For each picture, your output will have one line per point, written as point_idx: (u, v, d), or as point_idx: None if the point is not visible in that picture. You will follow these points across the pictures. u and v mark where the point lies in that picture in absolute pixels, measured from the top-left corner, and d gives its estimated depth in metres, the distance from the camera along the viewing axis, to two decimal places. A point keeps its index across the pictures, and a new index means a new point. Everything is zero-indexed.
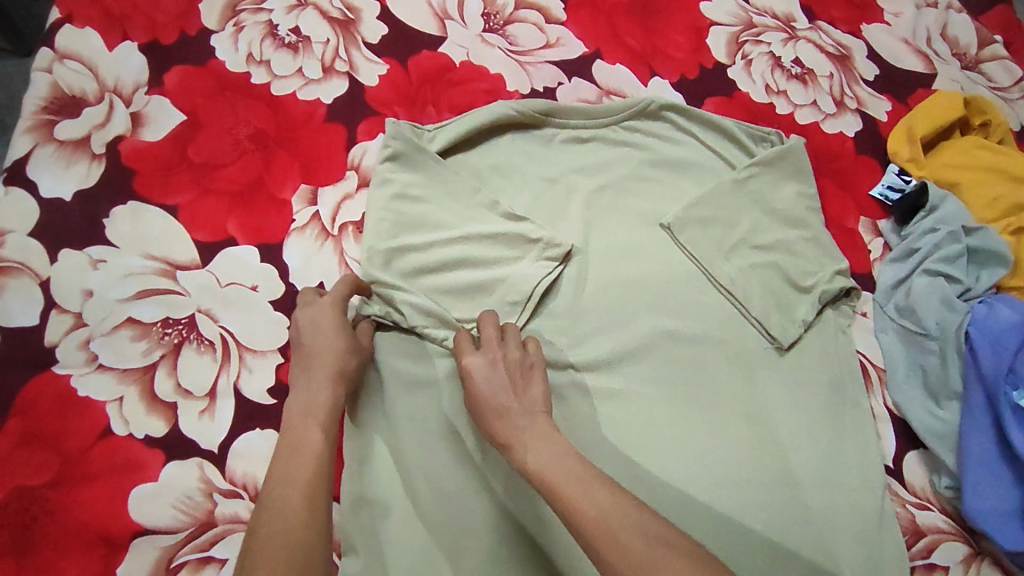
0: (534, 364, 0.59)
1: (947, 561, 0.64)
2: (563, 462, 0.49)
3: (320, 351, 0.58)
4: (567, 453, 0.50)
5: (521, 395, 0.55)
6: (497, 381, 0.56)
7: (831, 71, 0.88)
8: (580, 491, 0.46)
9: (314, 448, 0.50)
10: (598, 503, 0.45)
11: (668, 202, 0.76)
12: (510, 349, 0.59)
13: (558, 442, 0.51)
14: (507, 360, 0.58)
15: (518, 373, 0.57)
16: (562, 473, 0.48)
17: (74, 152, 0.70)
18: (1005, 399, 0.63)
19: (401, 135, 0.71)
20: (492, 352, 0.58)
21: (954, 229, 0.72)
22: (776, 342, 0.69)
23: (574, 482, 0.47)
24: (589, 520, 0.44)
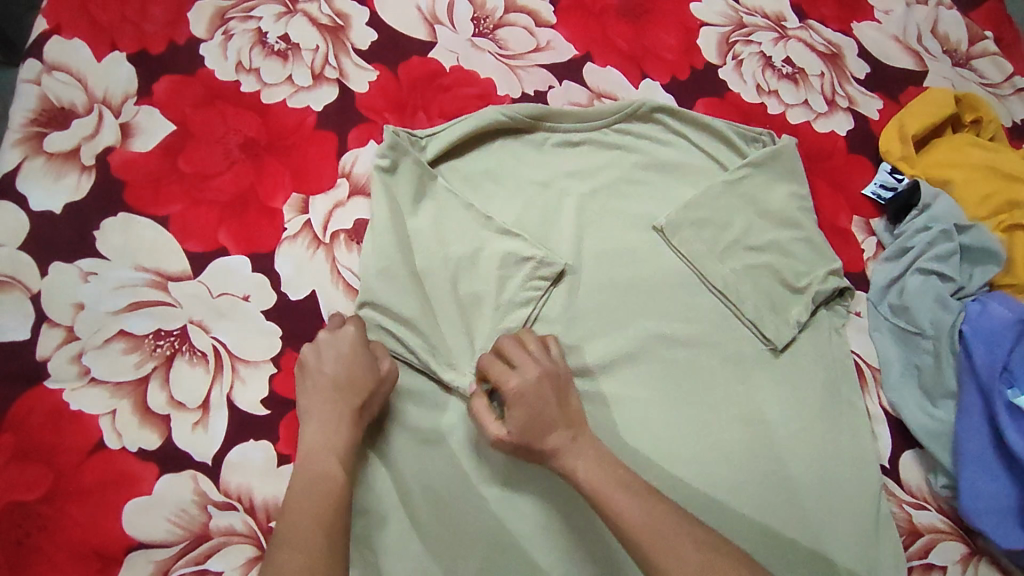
0: (566, 376, 0.57)
1: (944, 561, 0.64)
2: (613, 472, 0.51)
3: (340, 383, 0.58)
4: (611, 465, 0.52)
5: (566, 406, 0.54)
6: (545, 392, 0.54)
7: (822, 71, 0.88)
8: (633, 499, 0.49)
9: (334, 483, 0.53)
10: (651, 510, 0.48)
11: (661, 204, 0.76)
12: (544, 362, 0.56)
13: (602, 452, 0.53)
14: (546, 375, 0.55)
15: (559, 389, 0.55)
16: (612, 483, 0.50)
17: (64, 165, 0.70)
18: (1000, 397, 0.62)
19: (399, 146, 0.70)
20: (531, 370, 0.55)
21: (947, 227, 0.71)
22: (770, 343, 0.69)
23: (625, 489, 0.49)
24: (641, 528, 0.47)
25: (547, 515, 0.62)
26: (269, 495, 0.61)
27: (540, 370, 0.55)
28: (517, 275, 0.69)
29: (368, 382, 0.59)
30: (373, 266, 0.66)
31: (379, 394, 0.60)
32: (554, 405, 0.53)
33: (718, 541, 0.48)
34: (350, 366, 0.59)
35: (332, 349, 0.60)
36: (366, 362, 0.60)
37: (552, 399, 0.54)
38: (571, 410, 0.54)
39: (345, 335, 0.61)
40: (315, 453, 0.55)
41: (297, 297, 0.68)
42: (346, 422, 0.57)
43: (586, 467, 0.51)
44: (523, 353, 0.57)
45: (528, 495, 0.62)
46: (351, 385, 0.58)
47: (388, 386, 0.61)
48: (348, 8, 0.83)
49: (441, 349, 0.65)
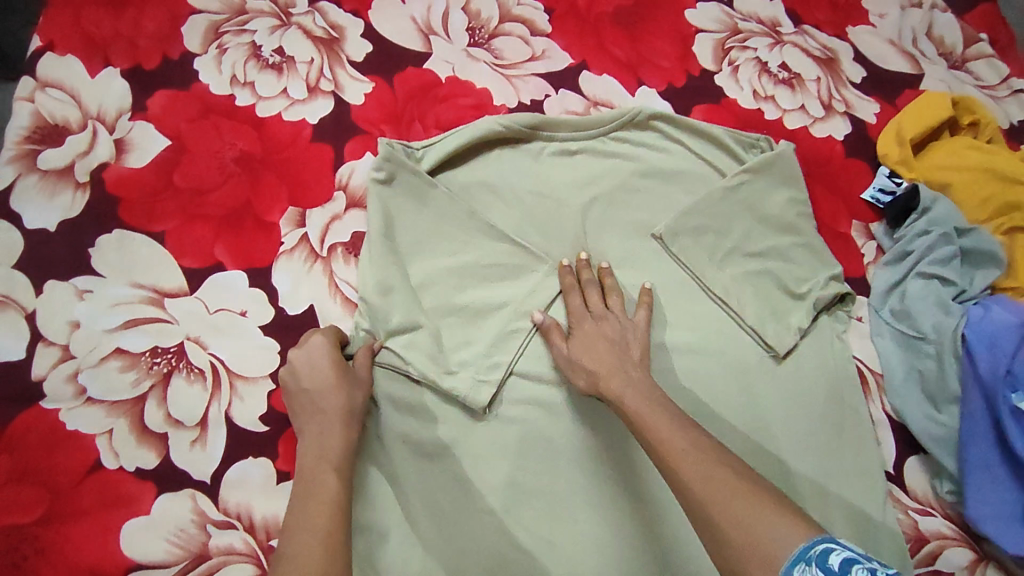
0: (637, 326, 0.64)
1: (952, 568, 0.62)
2: (655, 401, 0.55)
3: (321, 394, 0.59)
4: (660, 403, 0.55)
5: (626, 350, 0.61)
6: (607, 332, 0.62)
7: (818, 75, 0.88)
8: (674, 428, 0.51)
9: (330, 495, 0.53)
10: (693, 441, 0.50)
11: (659, 212, 0.75)
12: (616, 312, 0.64)
13: (653, 393, 0.56)
14: (612, 321, 0.63)
15: (621, 334, 0.62)
16: (659, 413, 0.53)
17: (58, 182, 0.69)
18: (1005, 402, 0.61)
19: (394, 158, 0.70)
20: (603, 314, 0.64)
21: (946, 230, 0.71)
22: (772, 350, 0.69)
23: (669, 421, 0.52)
24: (678, 452, 0.49)
25: (551, 526, 0.61)
26: (268, 513, 0.60)
27: (613, 319, 0.63)
28: (524, 283, 0.69)
29: (348, 389, 0.60)
30: (372, 278, 0.66)
31: (359, 399, 0.60)
32: (610, 347, 0.61)
33: (757, 480, 0.47)
34: (326, 377, 0.60)
35: (304, 365, 0.61)
36: (340, 370, 0.60)
37: (611, 343, 0.61)
38: (632, 357, 0.60)
39: (314, 346, 0.61)
40: (311, 467, 0.55)
41: (295, 312, 0.67)
42: (335, 428, 0.57)
43: (633, 395, 0.55)
44: (603, 303, 0.65)
45: (531, 509, 0.62)
46: (331, 394, 0.59)
47: (366, 390, 0.62)
48: (342, 19, 0.83)
49: (442, 361, 0.65)
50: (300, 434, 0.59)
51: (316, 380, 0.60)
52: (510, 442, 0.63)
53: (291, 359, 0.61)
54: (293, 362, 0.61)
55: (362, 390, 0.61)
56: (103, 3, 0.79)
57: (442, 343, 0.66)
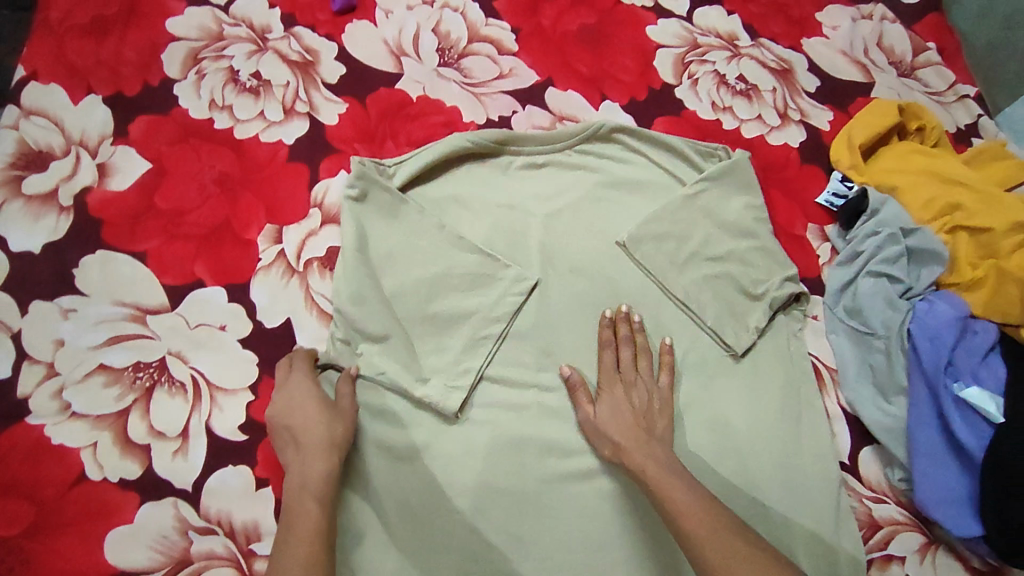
0: (665, 399, 0.67)
1: (903, 551, 0.65)
2: (671, 468, 0.59)
3: (303, 426, 0.60)
4: (676, 470, 0.59)
5: (649, 423, 0.65)
6: (634, 400, 0.66)
7: (774, 86, 0.92)
8: (693, 500, 0.55)
9: (312, 525, 0.54)
10: (709, 511, 0.55)
11: (622, 221, 0.79)
12: (645, 382, 0.67)
13: (669, 461, 0.61)
14: (641, 396, 0.66)
15: (647, 411, 0.65)
16: (675, 482, 0.57)
17: (43, 206, 0.72)
18: (947, 392, 0.65)
19: (366, 176, 0.73)
20: (632, 381, 0.67)
21: (894, 230, 0.74)
22: (731, 350, 0.72)
23: (685, 489, 0.57)
24: (695, 522, 0.54)
25: (521, 524, 0.64)
26: (248, 518, 0.62)
27: (641, 386, 0.67)
28: (492, 293, 0.72)
29: (332, 422, 0.61)
30: (346, 291, 0.69)
31: (343, 429, 0.61)
32: (636, 417, 0.64)
33: (770, 552, 0.53)
34: (309, 409, 0.61)
35: (285, 398, 0.62)
36: (324, 404, 0.62)
37: (636, 412, 0.65)
38: (654, 427, 0.64)
39: (296, 381, 0.63)
40: (294, 499, 0.56)
41: (272, 325, 0.70)
42: (319, 461, 0.58)
43: (654, 465, 0.59)
44: (634, 368, 0.68)
45: (500, 507, 0.64)
46: (318, 428, 0.60)
47: (349, 422, 0.62)
48: (317, 44, 0.87)
49: (415, 369, 0.68)
50: (284, 468, 0.59)
51: (299, 413, 0.61)
52: (481, 445, 0.66)
53: (275, 396, 0.62)
54: (276, 399, 0.62)
55: (346, 423, 0.62)
56: (85, 33, 0.83)
57: (416, 352, 0.69)
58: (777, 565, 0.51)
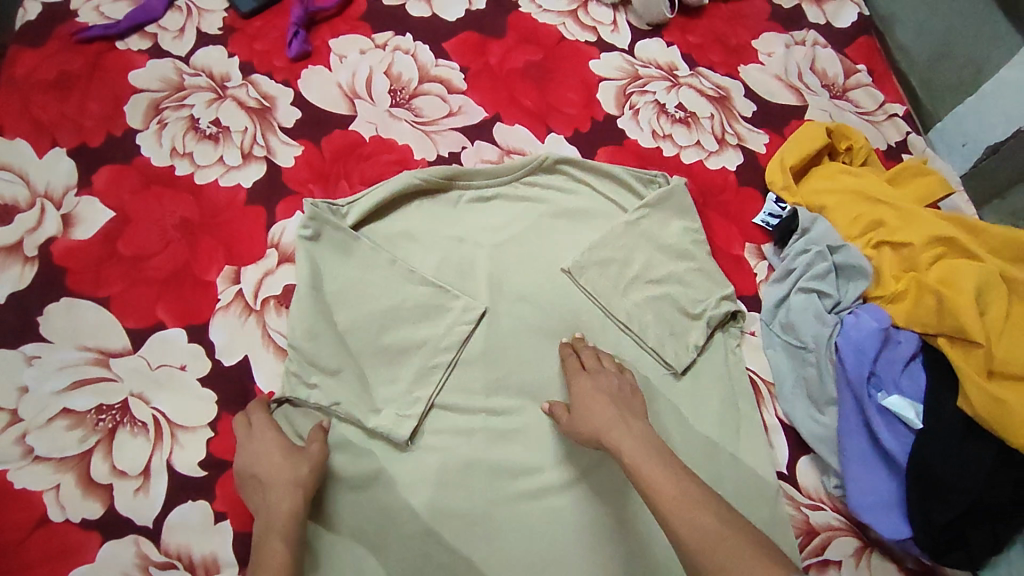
0: (631, 385, 0.69)
1: (839, 556, 0.68)
2: (646, 444, 0.58)
3: (269, 471, 0.63)
4: (654, 446, 0.58)
5: (624, 402, 0.66)
6: (603, 384, 0.67)
7: (711, 112, 0.96)
8: (669, 477, 0.54)
9: (278, 564, 0.57)
10: (685, 489, 0.53)
11: (567, 249, 0.83)
12: (610, 372, 0.70)
13: (647, 437, 0.60)
14: (609, 380, 0.68)
15: (618, 392, 0.67)
16: (653, 462, 0.56)
17: (8, 257, 0.75)
18: (871, 401, 0.69)
19: (319, 217, 0.76)
20: (596, 371, 0.70)
21: (821, 248, 0.78)
22: (672, 368, 0.76)
23: (662, 468, 0.55)
24: (670, 499, 0.52)
25: (472, 544, 0.67)
26: (207, 552, 0.64)
27: (608, 374, 0.69)
28: (441, 322, 0.75)
29: (296, 462, 0.63)
30: (300, 327, 0.72)
31: (309, 468, 0.64)
32: (610, 399, 0.65)
33: (746, 527, 0.51)
34: (275, 455, 0.64)
35: (250, 446, 0.65)
36: (288, 448, 0.64)
37: (609, 395, 0.66)
38: (630, 407, 0.65)
39: (260, 427, 0.66)
40: (261, 539, 0.59)
41: (230, 363, 0.73)
42: (284, 501, 0.61)
43: (629, 443, 0.59)
44: (597, 363, 0.71)
45: (451, 530, 0.67)
46: (282, 471, 0.63)
47: (317, 460, 0.65)
48: (274, 90, 0.91)
49: (368, 400, 0.71)
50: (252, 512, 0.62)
51: (265, 458, 0.64)
52: (432, 470, 0.69)
53: (239, 447, 0.65)
54: (241, 451, 0.65)
55: (314, 462, 0.64)
56: (50, 89, 0.87)
57: (368, 383, 0.72)
58: (751, 535, 0.50)
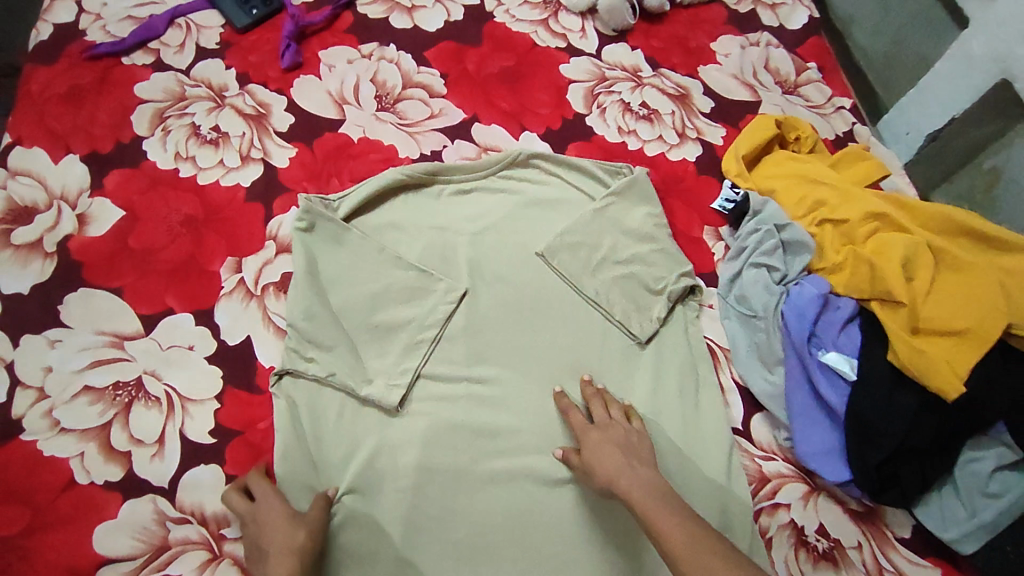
0: (641, 435, 0.73)
1: (789, 499, 0.75)
2: (656, 490, 0.63)
3: (269, 536, 0.65)
4: (662, 496, 0.62)
5: (633, 450, 0.70)
6: (613, 436, 0.71)
7: (673, 109, 1.05)
8: (675, 518, 0.59)
9: None
10: (692, 531, 0.57)
11: (541, 234, 0.90)
12: (619, 423, 0.73)
13: (655, 485, 0.63)
14: (619, 431, 0.72)
15: (627, 440, 0.71)
16: (661, 507, 0.60)
17: (29, 253, 0.83)
18: (812, 359, 0.77)
19: (313, 210, 0.84)
20: (606, 423, 0.73)
21: (769, 227, 0.86)
22: (636, 338, 0.83)
23: (674, 519, 0.59)
24: (678, 542, 0.56)
25: (458, 497, 0.74)
26: (218, 508, 0.71)
27: (617, 426, 0.72)
28: (427, 302, 0.83)
29: (294, 528, 0.65)
30: (298, 308, 0.79)
31: (306, 535, 0.65)
32: (619, 449, 0.69)
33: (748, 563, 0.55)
34: (275, 519, 0.66)
35: (251, 511, 0.67)
36: (288, 514, 0.67)
37: (618, 445, 0.70)
38: (640, 456, 0.69)
39: (261, 492, 0.68)
40: None
41: (234, 342, 0.80)
42: (282, 566, 0.62)
43: (638, 489, 0.63)
44: (606, 415, 0.74)
45: (437, 485, 0.74)
46: (282, 536, 0.64)
47: (315, 527, 0.67)
48: (269, 99, 0.99)
49: (361, 372, 0.78)
50: None
51: (266, 523, 0.66)
52: (420, 431, 0.76)
53: (240, 517, 0.67)
54: (244, 519, 0.67)
55: (311, 528, 0.66)
56: (63, 101, 0.94)
57: (360, 357, 0.79)
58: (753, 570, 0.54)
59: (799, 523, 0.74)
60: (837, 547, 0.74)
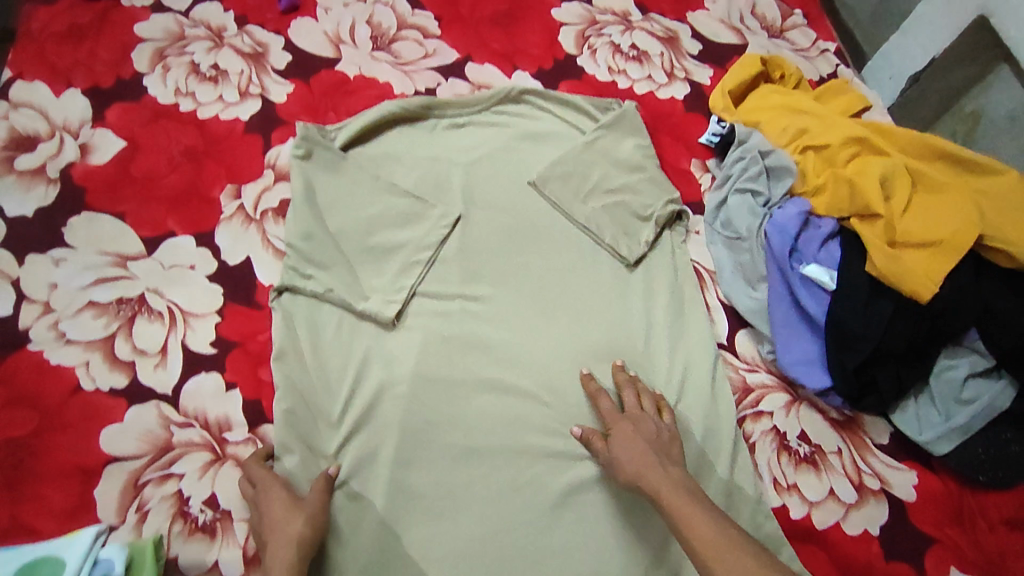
0: (672, 431, 0.70)
1: (771, 408, 0.79)
2: (686, 490, 0.60)
3: (271, 522, 0.64)
4: (694, 497, 0.60)
5: (662, 446, 0.67)
6: (643, 429, 0.68)
7: (662, 51, 1.07)
8: (706, 520, 0.56)
9: None
10: (724, 534, 0.55)
11: (533, 165, 0.93)
12: (650, 417, 0.70)
13: (687, 487, 0.61)
14: (650, 425, 0.69)
15: (657, 434, 0.68)
16: (691, 506, 0.58)
17: (33, 179, 0.85)
18: (793, 272, 0.80)
19: (311, 138, 0.87)
20: (637, 416, 0.70)
21: (754, 154, 0.89)
22: (625, 260, 0.86)
23: (708, 521, 0.56)
24: (708, 545, 0.54)
25: (454, 405, 0.76)
26: (220, 413, 0.74)
27: (648, 420, 0.70)
28: (422, 227, 0.85)
29: (292, 517, 0.64)
30: (297, 229, 0.82)
31: (308, 521, 0.65)
32: (648, 443, 0.66)
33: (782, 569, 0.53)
34: (276, 504, 0.65)
35: (254, 499, 0.67)
36: (288, 498, 0.66)
37: (648, 440, 0.67)
38: (670, 454, 0.66)
39: (261, 478, 0.67)
40: None
41: (235, 263, 0.83)
42: (280, 555, 0.61)
43: (667, 488, 0.61)
44: (637, 404, 0.72)
45: (432, 393, 0.76)
46: (281, 524, 0.64)
47: (318, 509, 0.66)
48: (267, 39, 1.01)
49: (358, 289, 0.80)
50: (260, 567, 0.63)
51: (267, 511, 0.65)
52: (416, 344, 0.78)
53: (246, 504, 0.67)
54: (249, 506, 0.67)
55: (311, 511, 0.65)
56: (63, 39, 0.96)
57: (357, 274, 0.81)
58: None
59: (781, 430, 0.77)
60: (819, 452, 0.77)
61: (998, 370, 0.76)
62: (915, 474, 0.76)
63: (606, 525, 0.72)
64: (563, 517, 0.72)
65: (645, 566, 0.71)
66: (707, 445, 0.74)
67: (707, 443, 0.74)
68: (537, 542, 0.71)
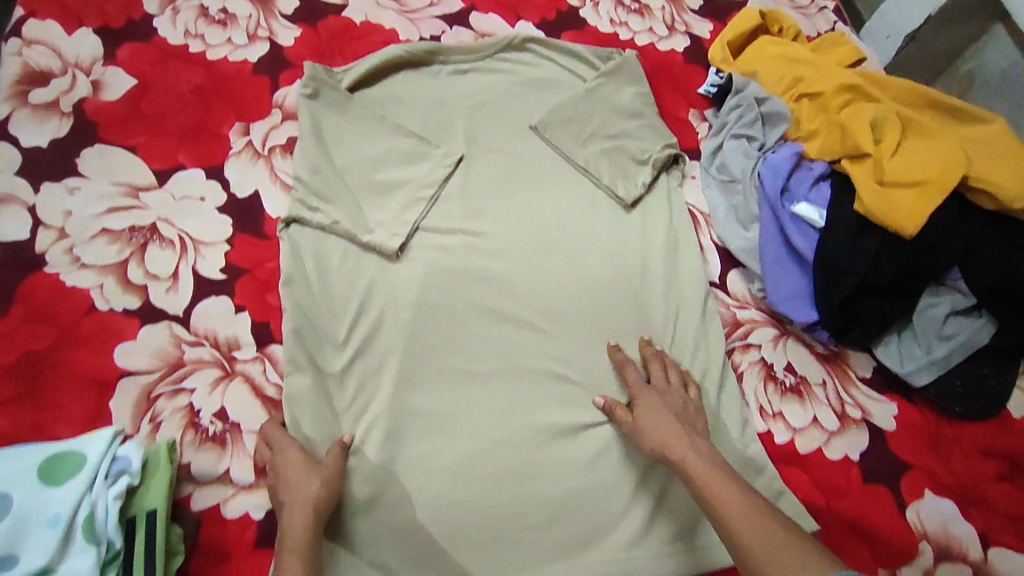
0: (696, 405, 0.72)
1: (760, 340, 0.82)
2: (712, 459, 0.62)
3: (287, 484, 0.65)
4: (720, 466, 0.62)
5: (686, 418, 0.70)
6: (669, 401, 0.70)
7: (663, 4, 1.09)
8: (732, 488, 0.59)
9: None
10: (750, 501, 0.57)
11: (535, 112, 0.95)
12: (676, 391, 0.73)
13: (712, 456, 0.63)
14: (676, 398, 0.71)
15: (682, 407, 0.70)
16: (717, 474, 0.60)
17: (47, 112, 0.87)
18: (785, 210, 0.83)
19: (318, 77, 0.89)
20: (662, 389, 0.72)
21: (750, 100, 0.91)
22: (623, 202, 0.88)
23: (733, 488, 0.59)
24: (735, 510, 0.56)
25: (455, 334, 0.79)
26: (229, 334, 0.77)
27: (674, 393, 0.72)
28: (426, 166, 0.87)
29: (310, 478, 0.65)
30: (305, 164, 0.84)
31: (325, 487, 0.66)
32: (673, 414, 0.69)
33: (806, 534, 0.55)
34: (293, 466, 0.66)
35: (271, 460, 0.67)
36: (306, 460, 0.67)
37: (674, 412, 0.69)
38: (694, 427, 0.68)
39: (279, 441, 0.68)
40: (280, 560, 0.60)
41: (243, 196, 0.85)
42: (297, 517, 0.62)
43: (694, 456, 0.63)
44: (663, 377, 0.74)
45: (434, 321, 0.79)
46: (298, 485, 0.64)
47: (335, 474, 0.67)
48: None
49: (362, 222, 0.82)
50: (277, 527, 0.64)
51: (285, 472, 0.66)
52: (418, 275, 0.81)
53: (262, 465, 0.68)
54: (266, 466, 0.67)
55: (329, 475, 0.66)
56: None
57: (363, 208, 0.84)
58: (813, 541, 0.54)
59: (768, 361, 0.81)
60: (804, 383, 0.80)
61: (978, 308, 0.79)
62: (895, 407, 0.80)
63: (599, 444, 0.75)
64: (558, 436, 0.75)
65: (635, 482, 0.74)
66: (697, 374, 0.77)
67: (697, 372, 0.78)
68: (534, 457, 0.74)
